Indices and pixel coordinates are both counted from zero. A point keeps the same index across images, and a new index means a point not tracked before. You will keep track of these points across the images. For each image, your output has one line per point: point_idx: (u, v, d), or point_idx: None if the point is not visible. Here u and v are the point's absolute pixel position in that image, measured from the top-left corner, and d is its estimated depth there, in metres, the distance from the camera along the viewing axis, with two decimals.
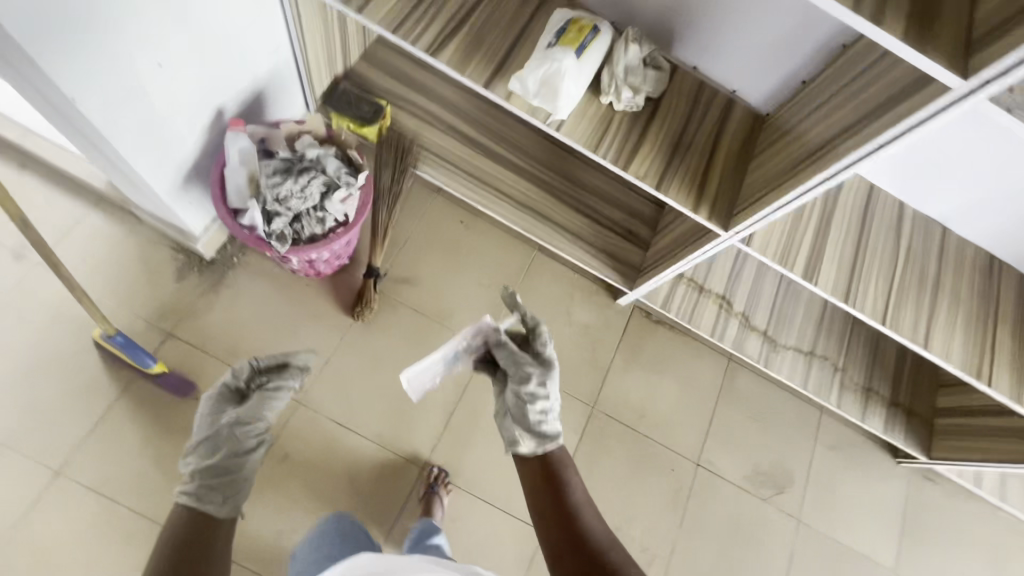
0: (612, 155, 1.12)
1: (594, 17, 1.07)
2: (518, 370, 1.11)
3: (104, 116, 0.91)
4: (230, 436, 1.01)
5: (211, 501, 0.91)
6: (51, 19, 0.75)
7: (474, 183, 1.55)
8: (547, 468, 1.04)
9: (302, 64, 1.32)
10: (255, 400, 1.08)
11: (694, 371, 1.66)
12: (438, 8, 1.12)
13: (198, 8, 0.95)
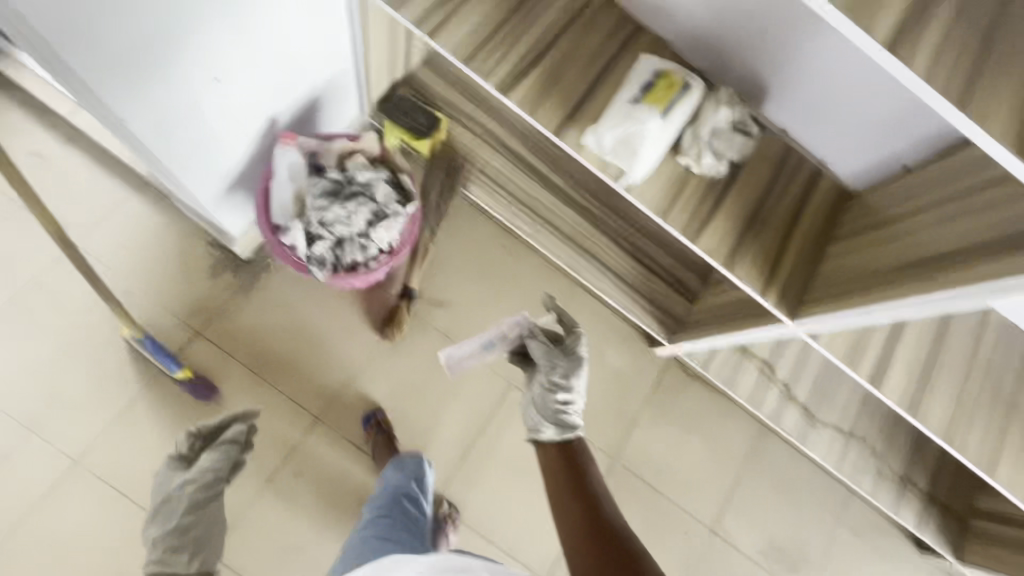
0: (680, 223, 1.03)
1: (685, 74, 0.99)
2: (547, 363, 1.12)
3: (153, 128, 0.86)
4: (186, 502, 1.07)
5: (175, 565, 1.03)
6: (105, 41, 0.69)
7: (524, 212, 1.47)
8: (564, 452, 1.01)
9: (361, 70, 1.24)
10: (207, 462, 1.10)
11: (723, 433, 1.59)
12: (515, 37, 1.03)
13: (263, 21, 0.88)
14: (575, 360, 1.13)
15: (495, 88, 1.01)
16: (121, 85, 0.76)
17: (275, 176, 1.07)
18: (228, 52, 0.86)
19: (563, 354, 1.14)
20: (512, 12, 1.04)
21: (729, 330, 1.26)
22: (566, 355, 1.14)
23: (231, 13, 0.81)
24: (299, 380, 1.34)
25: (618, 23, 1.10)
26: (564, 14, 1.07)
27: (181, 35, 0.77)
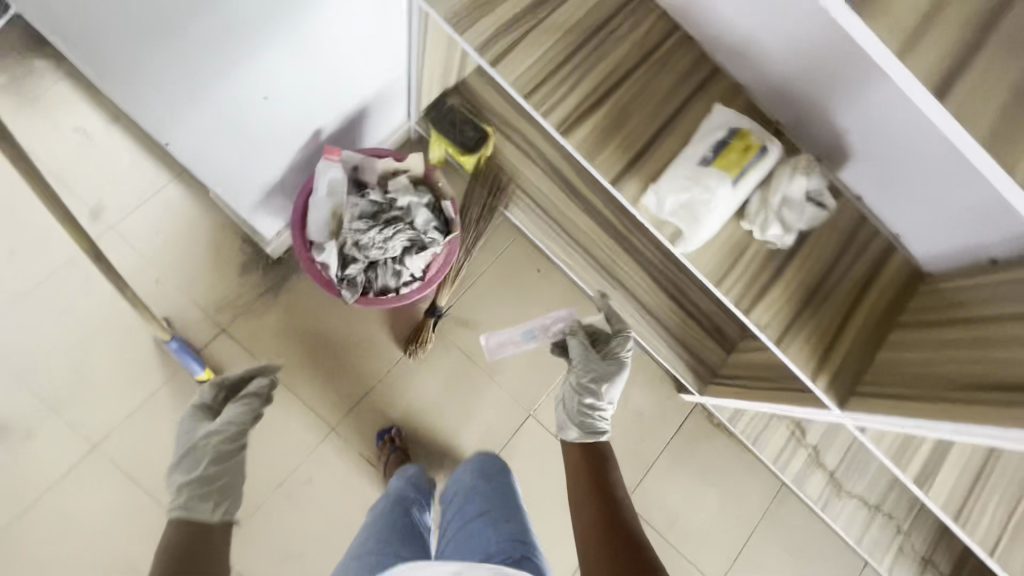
0: (734, 293, 0.96)
1: (763, 135, 0.90)
2: (583, 364, 1.20)
3: (198, 136, 0.86)
4: (214, 454, 0.95)
5: (201, 509, 0.85)
6: (154, 45, 0.68)
7: (565, 241, 1.41)
8: (586, 455, 1.07)
9: (414, 81, 1.18)
10: (239, 413, 1.02)
11: (741, 489, 1.53)
12: (583, 72, 0.95)
13: (321, 46, 0.85)
14: (617, 363, 1.19)
15: (555, 127, 0.94)
16: (166, 91, 0.76)
17: (315, 191, 1.04)
18: (282, 73, 0.84)
19: (602, 359, 1.20)
20: (583, 44, 0.96)
21: (767, 399, 1.19)
22: (605, 361, 1.20)
23: (286, 38, 0.78)
24: (318, 388, 1.32)
25: (694, 65, 1.02)
26: (637, 51, 0.99)
27: (232, 55, 0.75)
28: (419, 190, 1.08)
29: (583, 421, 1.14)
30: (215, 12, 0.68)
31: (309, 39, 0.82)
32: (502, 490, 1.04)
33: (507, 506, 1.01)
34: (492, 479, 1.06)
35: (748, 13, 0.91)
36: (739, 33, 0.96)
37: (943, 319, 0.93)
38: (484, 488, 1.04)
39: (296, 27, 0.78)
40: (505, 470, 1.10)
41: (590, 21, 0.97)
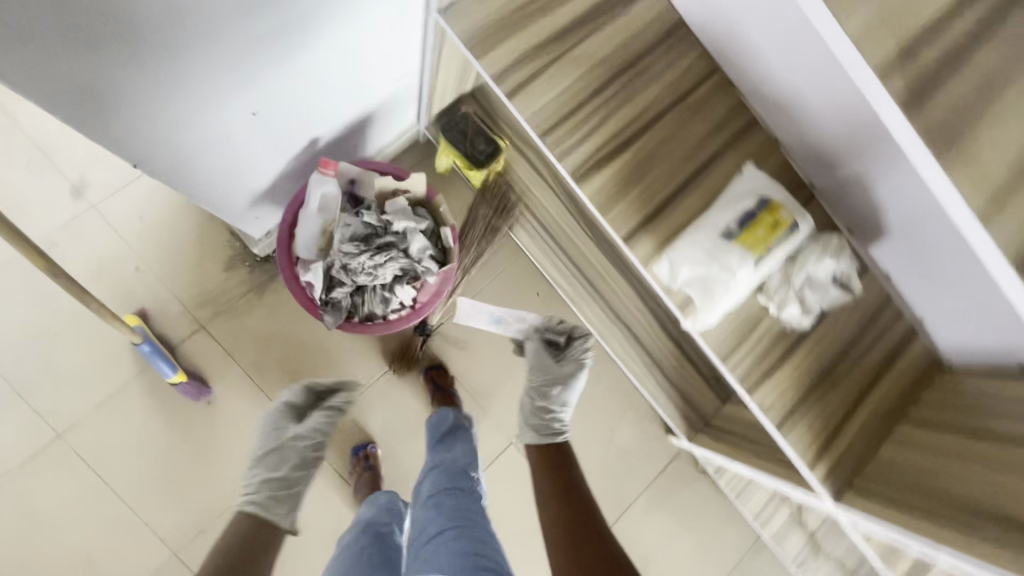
0: (739, 370, 0.89)
1: (794, 211, 0.82)
2: (539, 366, 1.27)
3: (172, 165, 0.77)
4: (295, 456, 1.09)
5: (276, 513, 0.97)
6: (138, 96, 0.61)
7: (566, 265, 1.35)
8: (541, 455, 1.11)
9: (427, 79, 1.06)
10: (323, 423, 1.14)
11: (718, 540, 1.49)
12: (606, 115, 0.87)
13: (316, 61, 0.77)
14: (574, 366, 1.24)
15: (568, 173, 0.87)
16: (137, 135, 0.67)
17: (306, 205, 0.96)
18: (274, 90, 0.76)
19: (557, 363, 1.27)
20: (609, 83, 0.88)
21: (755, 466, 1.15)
22: (560, 364, 1.27)
23: (280, 57, 0.70)
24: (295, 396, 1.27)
25: (728, 115, 0.93)
26: (668, 95, 0.90)
27: (217, 82, 0.67)
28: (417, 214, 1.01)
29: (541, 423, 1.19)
30: (208, 45, 0.60)
31: (303, 56, 0.73)
32: (457, 503, 0.99)
33: (465, 523, 0.94)
34: (444, 496, 1.01)
35: (796, 74, 0.81)
36: (784, 90, 0.85)
37: (957, 423, 0.86)
38: (439, 508, 0.98)
39: (292, 45, 0.70)
40: (459, 475, 1.06)
41: (620, 59, 0.88)
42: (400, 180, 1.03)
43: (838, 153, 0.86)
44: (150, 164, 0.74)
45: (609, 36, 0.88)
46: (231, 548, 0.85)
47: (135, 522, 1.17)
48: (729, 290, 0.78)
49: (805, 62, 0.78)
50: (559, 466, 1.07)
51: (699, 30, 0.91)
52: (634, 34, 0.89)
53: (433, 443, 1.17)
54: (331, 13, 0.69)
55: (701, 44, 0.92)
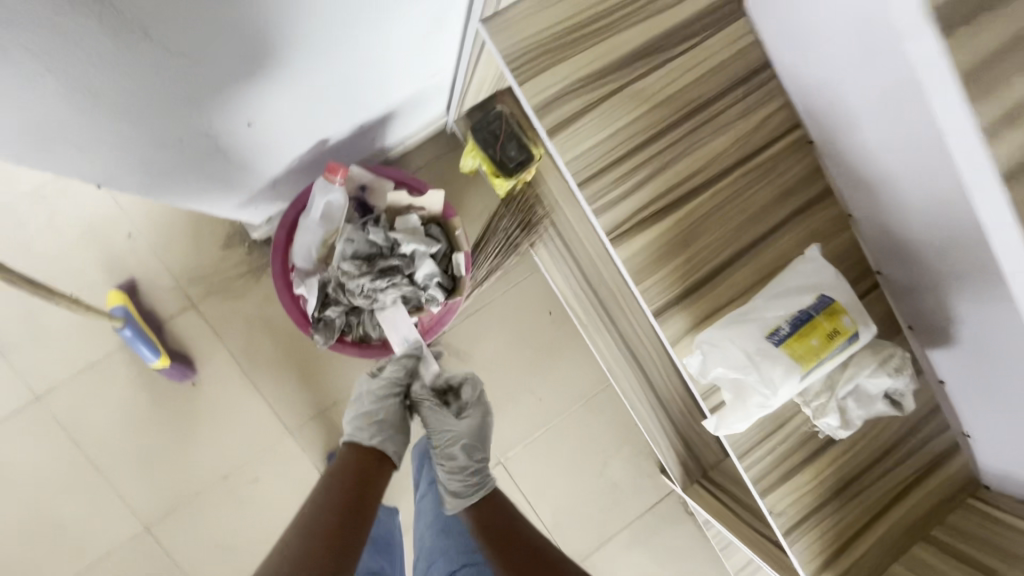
0: (758, 468, 0.82)
1: (858, 317, 0.70)
2: (433, 429, 0.93)
3: (155, 177, 0.68)
4: (374, 392, 0.93)
5: (366, 438, 0.87)
6: (110, 116, 0.53)
7: (587, 298, 1.11)
8: (480, 515, 0.85)
9: (461, 65, 0.91)
10: (395, 368, 0.94)
11: None
12: (656, 169, 0.76)
13: (325, 69, 0.66)
14: (477, 416, 0.93)
15: (605, 228, 0.76)
16: (107, 152, 0.58)
17: (310, 210, 0.91)
18: (274, 100, 0.67)
19: (456, 416, 0.93)
20: (665, 133, 0.76)
21: (753, 542, 1.06)
22: (459, 418, 0.93)
23: (282, 68, 0.61)
24: (280, 388, 1.19)
25: (801, 182, 0.79)
26: (733, 153, 0.77)
27: (207, 96, 0.58)
28: (430, 238, 0.95)
29: (461, 488, 0.88)
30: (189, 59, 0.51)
31: (301, 62, 0.62)
32: (467, 532, 0.89)
33: (481, 558, 0.84)
34: (452, 524, 0.90)
35: (893, 160, 0.68)
36: (874, 171, 0.72)
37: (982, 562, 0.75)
38: (448, 540, 0.87)
39: (299, 56, 0.60)
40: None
41: (682, 105, 0.76)
42: (419, 194, 0.99)
43: (924, 249, 0.73)
44: (128, 178, 0.65)
45: (674, 77, 0.76)
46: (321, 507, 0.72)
47: (107, 493, 1.14)
48: (767, 406, 0.68)
49: (910, 150, 0.64)
50: (510, 525, 0.82)
51: (787, 77, 0.77)
52: (703, 77, 0.77)
53: (425, 461, 0.99)
54: (331, 15, 0.57)
55: (780, 98, 0.79)
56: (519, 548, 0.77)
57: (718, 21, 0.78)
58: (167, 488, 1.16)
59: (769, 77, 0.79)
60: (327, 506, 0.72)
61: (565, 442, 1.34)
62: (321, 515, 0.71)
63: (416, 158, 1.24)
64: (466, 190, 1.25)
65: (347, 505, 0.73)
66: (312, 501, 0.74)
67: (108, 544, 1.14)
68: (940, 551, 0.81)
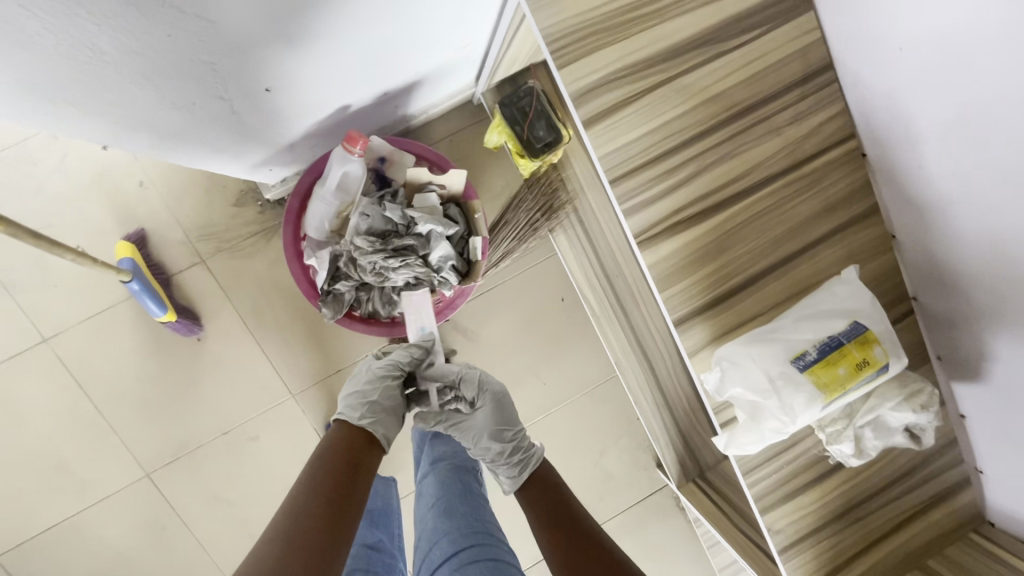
0: (762, 486, 0.79)
1: (890, 348, 0.68)
2: (458, 436, 0.95)
3: (164, 135, 0.66)
4: (372, 375, 0.93)
5: (356, 416, 0.86)
6: (115, 75, 0.50)
7: (603, 290, 1.06)
8: (528, 493, 0.87)
9: (498, 37, 0.87)
10: (401, 353, 0.97)
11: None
12: (693, 172, 0.72)
13: (351, 36, 0.62)
14: (489, 400, 0.96)
15: (634, 229, 0.72)
16: (116, 111, 0.56)
17: (325, 179, 0.92)
18: (295, 66, 0.62)
19: (471, 411, 0.96)
20: (708, 134, 0.72)
21: (745, 553, 0.95)
22: (474, 411, 0.96)
23: (303, 34, 0.57)
24: (285, 351, 1.18)
25: (847, 197, 0.75)
26: (777, 161, 0.73)
27: (222, 61, 0.55)
28: (447, 219, 0.97)
29: (509, 465, 0.91)
30: (203, 24, 0.48)
31: (324, 29, 0.57)
32: (471, 514, 0.82)
33: (484, 541, 0.76)
34: (456, 505, 0.83)
35: (962, 176, 0.66)
36: (933, 188, 0.70)
37: None
38: (450, 521, 0.80)
39: (321, 22, 0.56)
40: (466, 476, 0.91)
41: (729, 106, 0.72)
42: (440, 171, 1.01)
43: (975, 276, 0.70)
44: (136, 135, 0.63)
45: (723, 76, 0.72)
46: (315, 482, 0.71)
47: (109, 438, 1.16)
48: (783, 432, 0.66)
49: (990, 162, 0.63)
50: (550, 503, 0.83)
51: (849, 83, 0.74)
52: (755, 77, 0.72)
53: (426, 439, 1.01)
54: None
55: (835, 106, 0.74)
56: (560, 527, 0.77)
57: (777, 16, 0.72)
58: (167, 439, 1.16)
59: (825, 83, 0.74)
60: (319, 485, 0.70)
61: (564, 430, 1.30)
62: (313, 495, 0.69)
63: (439, 127, 1.18)
64: (487, 165, 1.20)
65: (338, 485, 0.72)
66: (304, 480, 0.72)
67: (108, 487, 1.16)
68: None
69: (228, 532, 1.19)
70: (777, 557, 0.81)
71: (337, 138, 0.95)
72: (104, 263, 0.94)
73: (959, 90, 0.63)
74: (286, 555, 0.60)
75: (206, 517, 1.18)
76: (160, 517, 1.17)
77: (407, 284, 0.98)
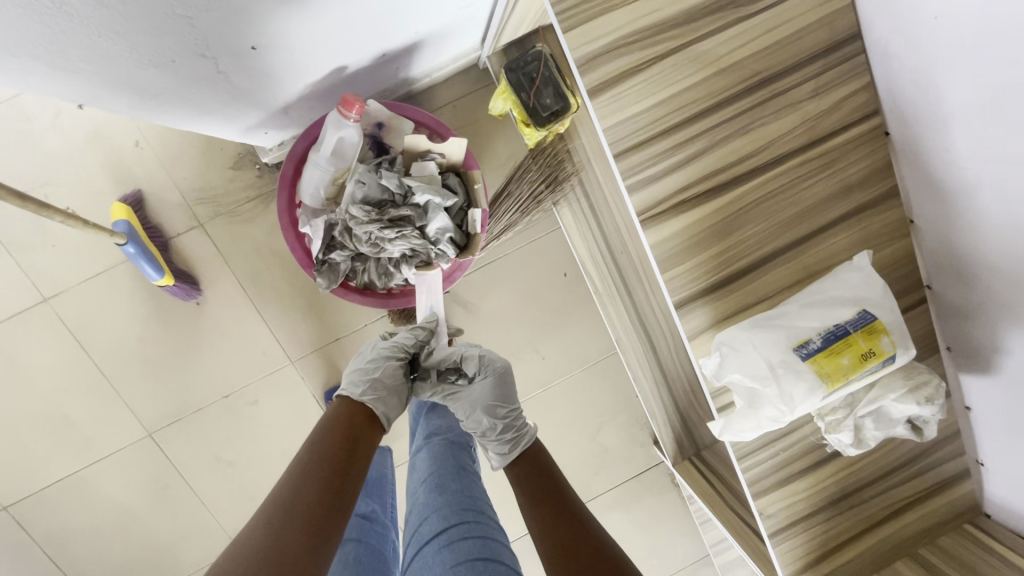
0: (756, 471, 0.79)
1: (897, 339, 0.66)
2: (453, 407, 0.95)
3: (146, 95, 0.63)
4: (376, 353, 0.93)
5: (359, 391, 0.86)
6: (82, 28, 0.47)
7: (604, 263, 1.04)
8: (517, 470, 0.87)
9: None
10: (407, 336, 0.97)
11: (681, 567, 1.37)
12: (703, 147, 0.68)
13: None
14: (488, 376, 0.95)
15: (636, 206, 0.69)
16: (90, 67, 0.53)
17: (320, 144, 0.90)
18: (281, 23, 0.59)
19: (469, 383, 0.95)
20: (719, 108, 0.68)
21: (734, 532, 0.96)
22: (472, 384, 0.95)
23: None
24: (284, 317, 1.17)
25: (865, 179, 0.71)
26: (794, 138, 0.69)
27: (200, 17, 0.52)
28: (446, 191, 0.95)
29: (501, 441, 0.91)
30: None
31: None
32: (462, 491, 0.81)
33: (473, 519, 0.76)
34: (447, 481, 0.83)
35: (991, 159, 0.62)
36: (959, 171, 0.66)
37: None
38: (440, 497, 0.80)
39: None
40: (458, 452, 0.91)
41: (743, 77, 0.68)
42: (441, 140, 1.00)
43: (995, 265, 0.66)
44: (117, 93, 0.60)
45: (739, 44, 0.67)
46: (315, 453, 0.71)
47: (112, 398, 1.17)
48: (780, 421, 0.65)
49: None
50: (542, 483, 0.82)
51: (876, 54, 0.69)
52: (774, 47, 0.68)
53: (422, 413, 1.01)
54: None
55: (860, 80, 0.69)
56: (551, 508, 0.77)
57: None
58: (168, 401, 1.18)
59: (850, 54, 0.69)
60: (319, 459, 0.70)
61: (562, 405, 1.30)
62: (313, 466, 0.69)
63: (443, 92, 1.14)
64: (492, 133, 1.16)
65: (338, 460, 0.71)
66: (304, 452, 0.72)
67: (111, 445, 1.18)
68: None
69: (228, 491, 1.21)
70: (766, 540, 0.81)
71: (334, 100, 0.92)
72: (99, 225, 0.93)
73: (998, 64, 0.58)
74: (286, 528, 0.60)
75: (208, 476, 1.21)
76: (163, 475, 1.20)
77: (404, 256, 0.97)
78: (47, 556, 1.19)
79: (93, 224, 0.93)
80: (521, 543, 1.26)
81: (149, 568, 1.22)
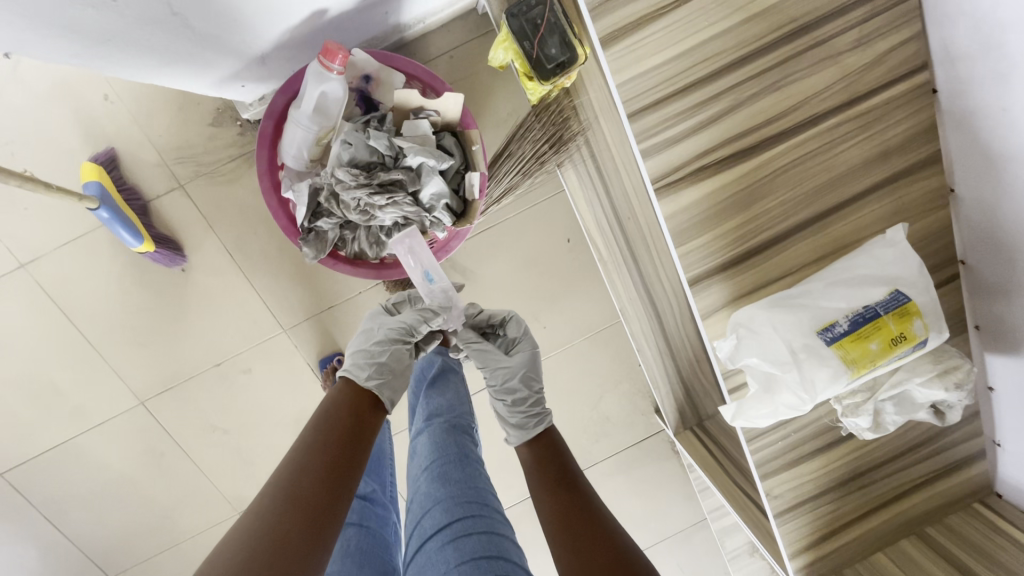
0: (765, 452, 0.76)
1: (931, 323, 0.60)
2: (488, 369, 0.94)
3: (92, 44, 0.57)
4: (382, 334, 0.87)
5: (365, 375, 0.81)
6: None
7: (617, 230, 0.96)
8: (536, 449, 0.84)
9: None
10: (414, 316, 0.90)
11: (677, 530, 1.37)
12: (728, 103, 0.61)
13: None
14: (528, 348, 0.96)
15: (650, 171, 0.63)
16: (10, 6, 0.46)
17: (301, 100, 0.83)
18: None
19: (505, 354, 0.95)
20: (747, 60, 0.61)
21: (739, 507, 0.92)
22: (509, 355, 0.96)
23: None
24: (273, 284, 1.12)
25: (905, 143, 0.64)
26: (830, 95, 0.62)
27: None
28: (444, 154, 0.88)
29: (524, 419, 0.88)
30: None
31: None
32: (466, 481, 0.78)
33: (478, 513, 0.73)
34: (450, 470, 0.79)
35: None
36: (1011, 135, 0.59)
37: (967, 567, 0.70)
38: (443, 488, 0.77)
39: None
40: (460, 436, 0.87)
41: (779, 24, 0.60)
42: (435, 95, 0.92)
43: None
44: (59, 40, 0.54)
45: None
46: (317, 435, 0.67)
47: (100, 364, 1.13)
48: (798, 409, 0.60)
49: None
50: (553, 470, 0.79)
51: None
52: None
53: (422, 388, 0.97)
54: None
55: (909, 28, 0.61)
56: (561, 497, 0.73)
57: None
58: (157, 369, 1.14)
59: None
60: (321, 440, 0.67)
61: (564, 373, 1.26)
62: (315, 446, 0.65)
63: (440, 41, 1.05)
64: (491, 86, 1.07)
65: (341, 443, 0.67)
66: (308, 431, 0.68)
67: (101, 413, 1.15)
68: (943, 558, 0.73)
69: (225, 457, 1.20)
70: (772, 521, 0.79)
71: (316, 50, 0.83)
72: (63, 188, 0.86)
73: None
74: (282, 514, 0.56)
75: (203, 443, 1.19)
76: (157, 442, 1.18)
77: (396, 225, 0.92)
78: (46, 519, 1.19)
79: (58, 187, 0.86)
80: (520, 507, 1.26)
81: (149, 530, 1.22)
